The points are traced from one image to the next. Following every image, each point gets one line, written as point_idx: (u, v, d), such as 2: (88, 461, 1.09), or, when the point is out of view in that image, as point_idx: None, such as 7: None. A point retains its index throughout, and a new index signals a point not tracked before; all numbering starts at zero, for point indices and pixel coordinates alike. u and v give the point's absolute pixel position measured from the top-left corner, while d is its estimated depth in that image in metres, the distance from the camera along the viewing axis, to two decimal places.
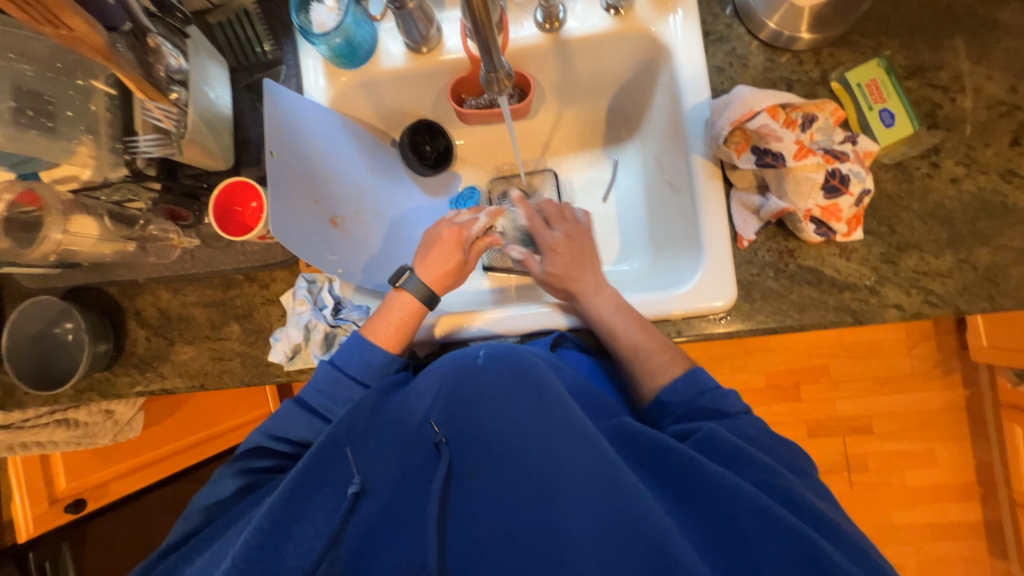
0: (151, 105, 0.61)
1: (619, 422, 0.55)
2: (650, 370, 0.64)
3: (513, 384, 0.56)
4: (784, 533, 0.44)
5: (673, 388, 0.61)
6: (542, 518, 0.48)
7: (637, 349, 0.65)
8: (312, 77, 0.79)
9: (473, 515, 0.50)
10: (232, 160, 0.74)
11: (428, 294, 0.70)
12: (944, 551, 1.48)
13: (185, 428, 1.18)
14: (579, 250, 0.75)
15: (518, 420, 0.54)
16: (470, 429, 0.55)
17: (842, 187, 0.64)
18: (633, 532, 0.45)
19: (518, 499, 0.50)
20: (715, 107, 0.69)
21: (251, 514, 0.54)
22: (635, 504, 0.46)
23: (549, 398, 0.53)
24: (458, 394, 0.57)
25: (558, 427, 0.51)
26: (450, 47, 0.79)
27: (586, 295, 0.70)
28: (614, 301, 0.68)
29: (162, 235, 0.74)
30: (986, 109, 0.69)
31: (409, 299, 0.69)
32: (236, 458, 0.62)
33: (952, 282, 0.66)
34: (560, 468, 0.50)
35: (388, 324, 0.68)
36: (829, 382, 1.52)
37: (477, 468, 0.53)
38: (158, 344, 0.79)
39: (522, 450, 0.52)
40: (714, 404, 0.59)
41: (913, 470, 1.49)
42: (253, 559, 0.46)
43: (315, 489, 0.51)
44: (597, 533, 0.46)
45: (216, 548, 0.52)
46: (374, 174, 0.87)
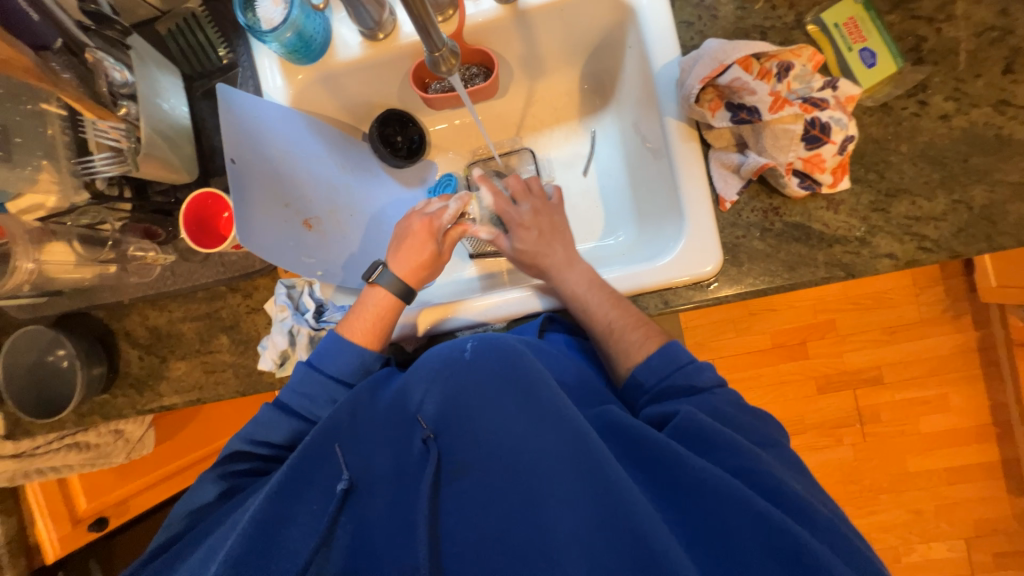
0: (101, 123, 0.61)
1: (604, 411, 0.54)
2: (627, 349, 0.63)
3: (499, 377, 0.55)
4: (770, 528, 0.43)
5: (647, 364, 0.60)
6: (530, 515, 0.48)
7: (612, 327, 0.64)
8: (269, 76, 0.77)
9: (462, 516, 0.50)
10: (197, 171, 0.73)
11: (402, 288, 0.69)
12: (963, 494, 1.48)
13: (196, 441, 1.20)
14: (549, 227, 0.73)
15: (506, 416, 0.53)
16: (459, 426, 0.54)
17: (823, 137, 0.61)
18: (620, 529, 0.44)
19: (506, 499, 0.49)
20: (684, 65, 0.66)
21: (236, 517, 0.53)
22: (624, 501, 0.45)
23: (538, 391, 0.53)
24: (445, 391, 0.56)
25: (546, 423, 0.51)
26: (407, 31, 0.76)
27: (555, 275, 0.69)
28: (586, 279, 0.67)
29: (140, 254, 0.74)
30: (976, 37, 0.64)
31: (386, 296, 0.69)
32: (216, 466, 0.62)
33: (946, 225, 0.64)
34: (549, 465, 0.49)
35: (363, 322, 0.67)
36: (836, 336, 1.50)
37: (465, 468, 0.52)
38: (151, 362, 0.80)
39: (510, 447, 0.51)
40: (688, 379, 0.58)
41: (927, 417, 1.48)
42: (241, 563, 0.47)
43: (302, 492, 0.52)
44: (585, 531, 0.45)
45: (201, 552, 0.52)
46: (346, 171, 0.85)
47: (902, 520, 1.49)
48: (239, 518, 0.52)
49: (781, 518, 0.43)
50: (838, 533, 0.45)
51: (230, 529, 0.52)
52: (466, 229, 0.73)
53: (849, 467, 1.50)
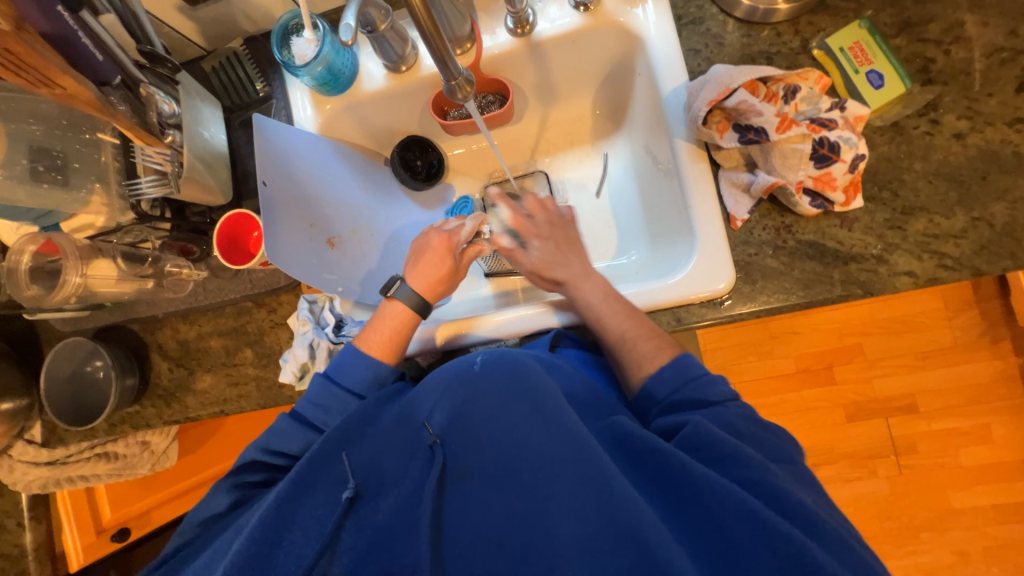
0: (149, 149, 0.67)
1: (613, 422, 0.53)
2: (639, 362, 0.63)
3: (505, 387, 0.55)
4: (771, 537, 0.42)
5: (659, 377, 0.60)
6: (530, 521, 0.48)
7: (624, 337, 0.64)
8: (300, 107, 0.83)
9: (463, 521, 0.51)
10: (231, 194, 0.78)
11: (419, 303, 0.71)
12: (1014, 535, 1.37)
13: (216, 456, 1.23)
14: (561, 237, 0.74)
15: (510, 423, 0.53)
16: (463, 432, 0.55)
17: (833, 156, 0.61)
18: (620, 536, 0.44)
19: (509, 504, 0.50)
20: (691, 90, 0.69)
21: (246, 518, 0.55)
22: (624, 508, 0.45)
23: (542, 401, 0.53)
24: (450, 398, 0.57)
25: (550, 431, 0.51)
26: (428, 63, 0.81)
27: (571, 287, 0.70)
28: (600, 292, 0.68)
29: (176, 270, 0.79)
30: (986, 58, 0.65)
31: (402, 310, 0.71)
32: (231, 476, 0.64)
33: (967, 243, 0.63)
34: (550, 470, 0.49)
35: (379, 336, 0.69)
36: (864, 361, 1.45)
37: (467, 473, 0.53)
38: (180, 374, 0.83)
39: (512, 454, 0.52)
40: (698, 392, 0.58)
41: (968, 449, 1.40)
42: (248, 561, 0.48)
43: (308, 494, 0.53)
44: (585, 538, 0.45)
45: (214, 548, 0.55)
46: (368, 193, 0.89)
47: (946, 561, 1.38)
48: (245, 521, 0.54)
49: (783, 526, 0.43)
50: (855, 553, 0.44)
51: (238, 530, 0.54)
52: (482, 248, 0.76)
53: (884, 502, 1.42)
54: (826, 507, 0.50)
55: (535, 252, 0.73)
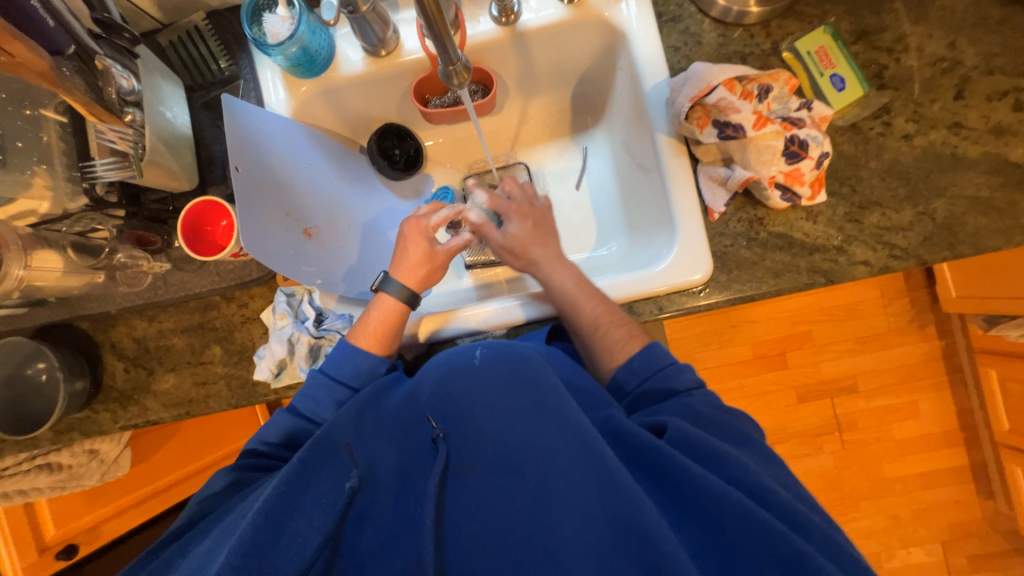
0: (104, 127, 0.60)
1: (610, 416, 0.56)
2: (610, 348, 0.65)
3: (508, 379, 0.57)
4: (770, 537, 0.44)
5: (628, 365, 0.63)
6: (535, 515, 0.49)
7: (597, 322, 0.66)
8: (272, 90, 0.78)
9: (466, 516, 0.50)
10: (196, 180, 0.73)
11: (409, 296, 0.70)
12: (936, 498, 1.53)
13: (177, 461, 1.16)
14: (533, 225, 0.75)
15: (514, 416, 0.54)
16: (466, 425, 0.55)
17: (802, 153, 0.66)
18: (625, 529, 0.45)
19: (514, 497, 0.50)
20: (674, 85, 0.71)
21: (242, 509, 0.53)
22: (628, 501, 0.46)
23: (544, 395, 0.55)
24: (449, 391, 0.58)
25: (553, 425, 0.52)
26: (409, 48, 0.79)
27: (542, 268, 0.72)
28: (568, 275, 0.70)
29: (132, 262, 0.72)
30: (930, 67, 0.71)
31: (390, 303, 0.69)
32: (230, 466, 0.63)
33: (913, 235, 0.69)
34: (554, 464, 0.50)
35: (367, 326, 0.68)
36: (813, 347, 1.57)
37: (471, 467, 0.53)
38: (138, 375, 0.77)
39: (516, 446, 0.52)
40: (666, 381, 0.61)
41: (900, 424, 1.55)
42: (247, 557, 0.45)
43: (310, 484, 0.51)
44: (590, 530, 0.46)
45: (206, 543, 0.51)
46: (345, 182, 0.86)
47: (881, 525, 1.53)
48: (248, 507, 0.52)
49: (778, 525, 0.45)
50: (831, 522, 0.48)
51: (239, 518, 0.51)
52: (473, 239, 0.74)
53: (829, 474, 1.55)
54: (800, 480, 0.54)
55: (510, 230, 0.73)
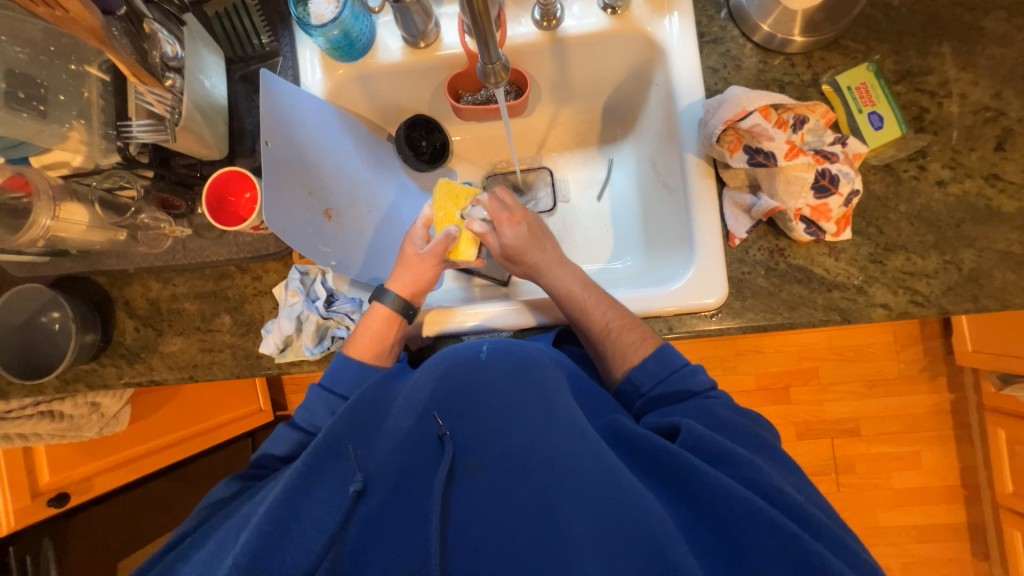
0: (144, 89, 0.62)
1: (615, 420, 0.56)
2: (624, 351, 0.64)
3: (515, 380, 0.57)
4: (781, 534, 0.44)
5: (643, 367, 0.62)
6: (544, 518, 0.49)
7: (609, 327, 0.66)
8: (309, 70, 0.80)
9: (474, 516, 0.51)
10: (226, 150, 0.74)
11: (403, 306, 0.70)
12: (928, 553, 1.50)
13: (174, 423, 1.20)
14: (535, 230, 0.76)
15: (521, 416, 0.55)
16: (475, 425, 0.55)
17: (831, 187, 0.65)
18: (633, 536, 0.46)
19: (520, 500, 0.50)
20: (709, 107, 0.71)
21: (254, 504, 0.55)
22: (637, 508, 0.47)
23: (551, 396, 0.55)
24: (457, 389, 0.57)
25: (561, 426, 0.53)
26: (448, 43, 0.79)
27: (543, 267, 0.73)
28: (572, 277, 0.71)
29: (154, 224, 0.73)
30: (972, 115, 0.70)
31: (382, 311, 0.70)
32: None
33: (937, 283, 0.68)
34: (563, 467, 0.50)
35: (362, 335, 0.69)
36: (818, 384, 1.54)
37: (478, 466, 0.53)
38: (147, 335, 0.78)
39: (523, 447, 0.53)
40: (682, 382, 0.61)
41: (899, 473, 1.51)
42: (254, 560, 0.47)
43: (316, 485, 0.51)
44: (599, 535, 0.47)
45: (217, 540, 0.52)
46: (369, 167, 0.87)
47: None
48: (253, 512, 0.52)
49: (789, 524, 0.44)
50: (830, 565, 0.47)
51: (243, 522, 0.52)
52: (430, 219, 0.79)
53: None
54: (810, 491, 0.53)
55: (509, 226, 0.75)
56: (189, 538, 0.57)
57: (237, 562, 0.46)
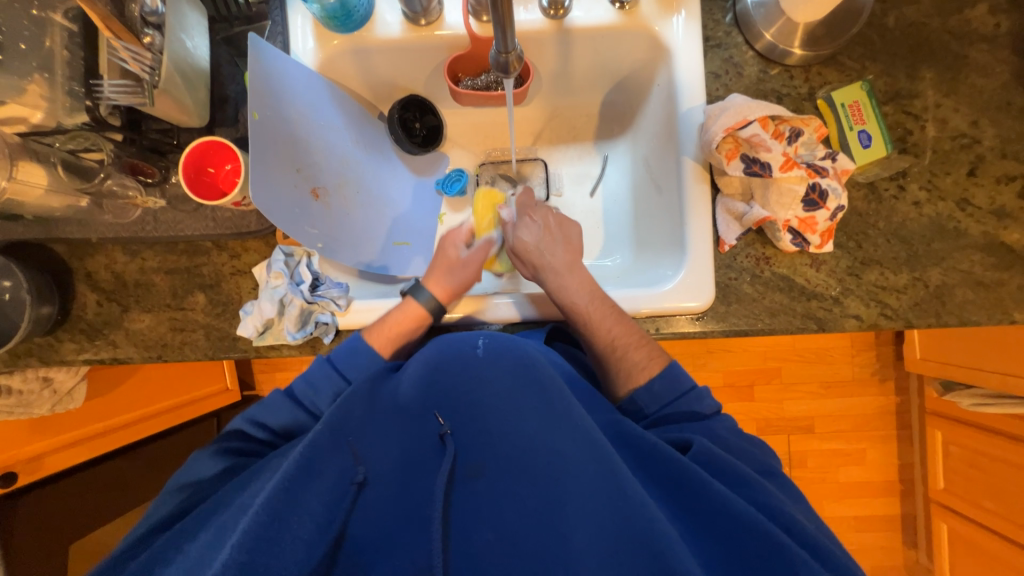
0: (119, 45, 0.56)
1: (622, 421, 0.57)
2: (629, 370, 0.65)
3: (518, 379, 0.57)
4: (784, 555, 0.47)
5: (649, 389, 0.64)
6: (545, 519, 0.51)
7: (614, 343, 0.66)
8: (300, 38, 0.75)
9: (478, 518, 0.52)
10: (206, 118, 0.69)
11: (436, 308, 0.69)
12: (864, 541, 1.64)
13: (134, 400, 1.14)
14: (543, 234, 0.76)
15: (524, 418, 0.55)
16: (475, 425, 0.57)
17: (820, 202, 0.67)
18: (640, 544, 0.47)
19: (523, 502, 0.52)
20: (710, 112, 0.71)
21: (245, 496, 0.53)
22: (642, 517, 0.48)
23: (552, 397, 0.55)
24: (456, 386, 0.59)
25: (564, 429, 0.53)
26: (450, 22, 0.76)
27: (552, 277, 0.71)
28: (581, 289, 0.69)
29: (122, 192, 0.68)
30: (950, 140, 0.74)
31: (416, 310, 0.68)
32: (213, 444, 0.62)
33: (906, 298, 0.72)
34: (566, 472, 0.52)
35: (382, 325, 0.68)
36: (780, 384, 1.62)
37: (482, 467, 0.55)
38: (110, 310, 0.73)
39: (525, 449, 0.54)
40: (690, 405, 0.63)
41: (846, 468, 1.63)
42: (249, 556, 0.43)
43: (313, 479, 0.49)
44: (601, 540, 0.48)
45: (207, 535, 0.50)
46: (361, 147, 0.83)
47: None
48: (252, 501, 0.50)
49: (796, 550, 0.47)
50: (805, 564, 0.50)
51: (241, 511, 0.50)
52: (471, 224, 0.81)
53: None
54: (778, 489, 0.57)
55: (519, 232, 0.76)
56: (173, 530, 0.54)
57: (231, 558, 0.42)
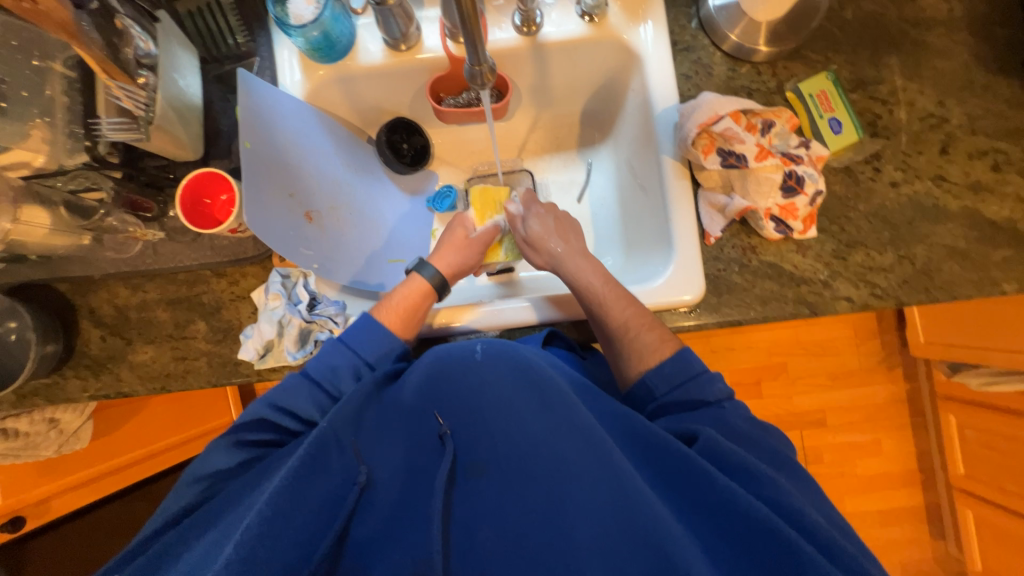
0: (113, 85, 0.60)
1: (631, 416, 0.56)
2: (641, 351, 0.66)
3: (516, 380, 0.57)
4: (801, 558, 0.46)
5: (660, 370, 0.64)
6: (547, 515, 0.51)
7: (628, 324, 0.67)
8: (287, 71, 0.79)
9: (478, 515, 0.52)
10: (200, 151, 0.72)
11: (440, 283, 0.74)
12: (890, 535, 1.59)
13: (140, 439, 1.13)
14: (556, 225, 0.80)
15: (524, 419, 0.55)
16: (476, 424, 0.57)
17: (798, 188, 0.69)
18: (642, 540, 0.47)
19: (525, 498, 0.52)
20: (684, 111, 0.74)
21: (248, 500, 0.53)
22: (643, 514, 0.48)
23: (551, 398, 0.55)
24: (457, 388, 0.59)
25: (563, 429, 0.53)
26: (429, 46, 0.79)
27: (569, 263, 0.75)
28: (597, 272, 0.73)
29: (123, 227, 0.71)
30: (919, 121, 0.76)
31: (421, 284, 0.73)
32: (229, 434, 0.61)
33: (893, 276, 0.73)
34: (565, 468, 0.52)
35: (390, 304, 0.71)
36: (787, 379, 1.61)
37: (483, 466, 0.55)
38: (114, 344, 0.75)
39: (525, 448, 0.54)
40: (699, 390, 0.63)
41: (863, 460, 1.60)
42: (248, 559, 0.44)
43: (317, 476, 0.51)
44: (601, 536, 0.48)
45: (216, 532, 0.51)
46: (351, 170, 0.86)
47: None
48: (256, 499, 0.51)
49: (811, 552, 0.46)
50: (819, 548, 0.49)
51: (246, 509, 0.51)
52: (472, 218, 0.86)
53: None
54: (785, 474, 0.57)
55: (532, 226, 0.81)
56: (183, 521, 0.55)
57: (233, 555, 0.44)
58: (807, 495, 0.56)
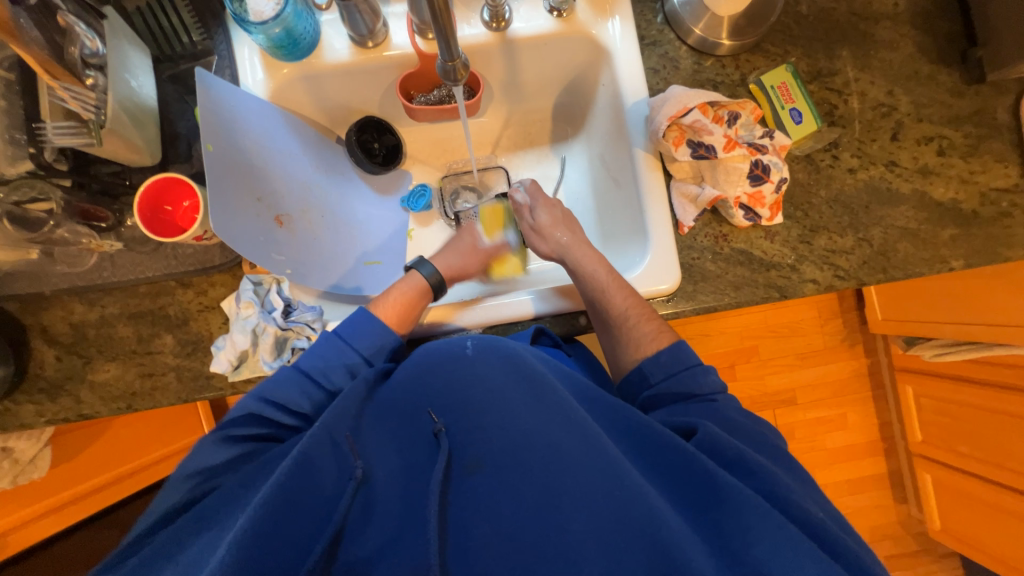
0: (58, 87, 0.56)
1: (625, 413, 0.58)
2: (638, 340, 0.68)
3: (510, 375, 0.58)
4: (793, 539, 0.48)
5: (655, 360, 0.66)
6: (543, 510, 0.50)
7: (627, 313, 0.69)
8: (249, 69, 0.75)
9: (475, 512, 0.52)
10: (158, 155, 0.68)
11: (437, 282, 0.77)
12: (858, 503, 1.69)
13: (105, 462, 1.07)
14: (560, 217, 0.81)
15: (519, 415, 0.55)
16: (469, 421, 0.57)
17: (764, 176, 0.72)
18: (641, 529, 0.48)
19: (520, 494, 0.52)
20: (653, 104, 0.75)
21: (240, 503, 0.53)
22: (641, 503, 0.49)
23: (545, 391, 0.56)
24: (451, 384, 0.60)
25: (559, 423, 0.54)
26: (397, 42, 0.78)
27: (572, 253, 0.76)
28: (599, 262, 0.73)
29: (74, 239, 0.67)
30: (871, 110, 0.80)
31: (419, 281, 0.75)
32: (218, 430, 0.59)
33: (854, 258, 0.77)
34: (560, 459, 0.52)
35: (389, 298, 0.72)
36: (759, 361, 1.68)
37: (478, 463, 0.54)
38: (72, 364, 0.70)
39: (520, 442, 0.54)
40: (692, 380, 0.64)
41: (831, 434, 1.69)
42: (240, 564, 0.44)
43: (311, 477, 0.51)
44: (599, 528, 0.49)
45: (204, 540, 0.51)
46: (321, 172, 0.84)
47: None
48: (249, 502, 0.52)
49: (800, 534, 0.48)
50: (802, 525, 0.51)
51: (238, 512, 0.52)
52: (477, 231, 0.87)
53: None
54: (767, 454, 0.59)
55: (539, 217, 0.81)
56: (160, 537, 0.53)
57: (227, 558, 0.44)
58: (788, 472, 0.58)
